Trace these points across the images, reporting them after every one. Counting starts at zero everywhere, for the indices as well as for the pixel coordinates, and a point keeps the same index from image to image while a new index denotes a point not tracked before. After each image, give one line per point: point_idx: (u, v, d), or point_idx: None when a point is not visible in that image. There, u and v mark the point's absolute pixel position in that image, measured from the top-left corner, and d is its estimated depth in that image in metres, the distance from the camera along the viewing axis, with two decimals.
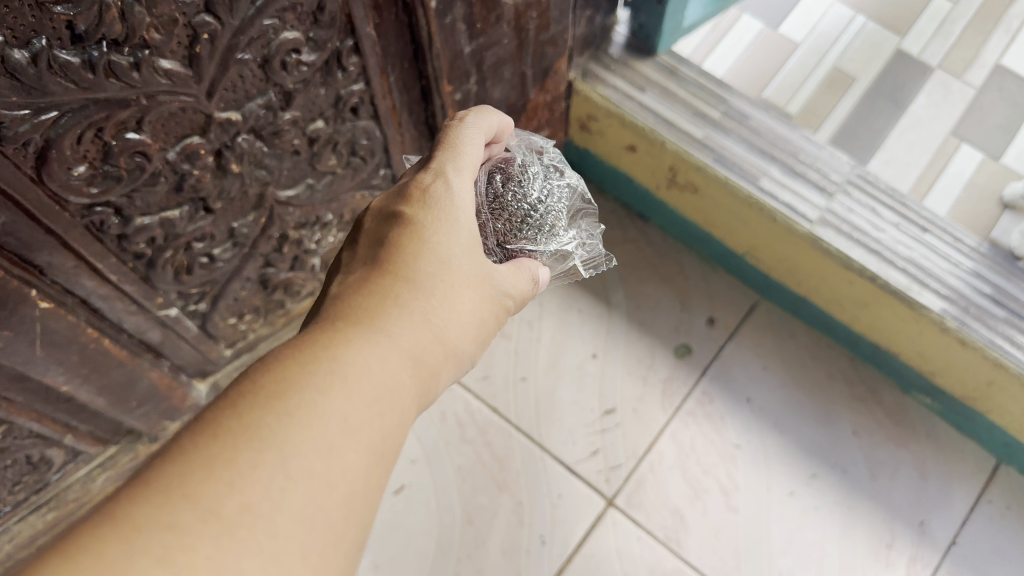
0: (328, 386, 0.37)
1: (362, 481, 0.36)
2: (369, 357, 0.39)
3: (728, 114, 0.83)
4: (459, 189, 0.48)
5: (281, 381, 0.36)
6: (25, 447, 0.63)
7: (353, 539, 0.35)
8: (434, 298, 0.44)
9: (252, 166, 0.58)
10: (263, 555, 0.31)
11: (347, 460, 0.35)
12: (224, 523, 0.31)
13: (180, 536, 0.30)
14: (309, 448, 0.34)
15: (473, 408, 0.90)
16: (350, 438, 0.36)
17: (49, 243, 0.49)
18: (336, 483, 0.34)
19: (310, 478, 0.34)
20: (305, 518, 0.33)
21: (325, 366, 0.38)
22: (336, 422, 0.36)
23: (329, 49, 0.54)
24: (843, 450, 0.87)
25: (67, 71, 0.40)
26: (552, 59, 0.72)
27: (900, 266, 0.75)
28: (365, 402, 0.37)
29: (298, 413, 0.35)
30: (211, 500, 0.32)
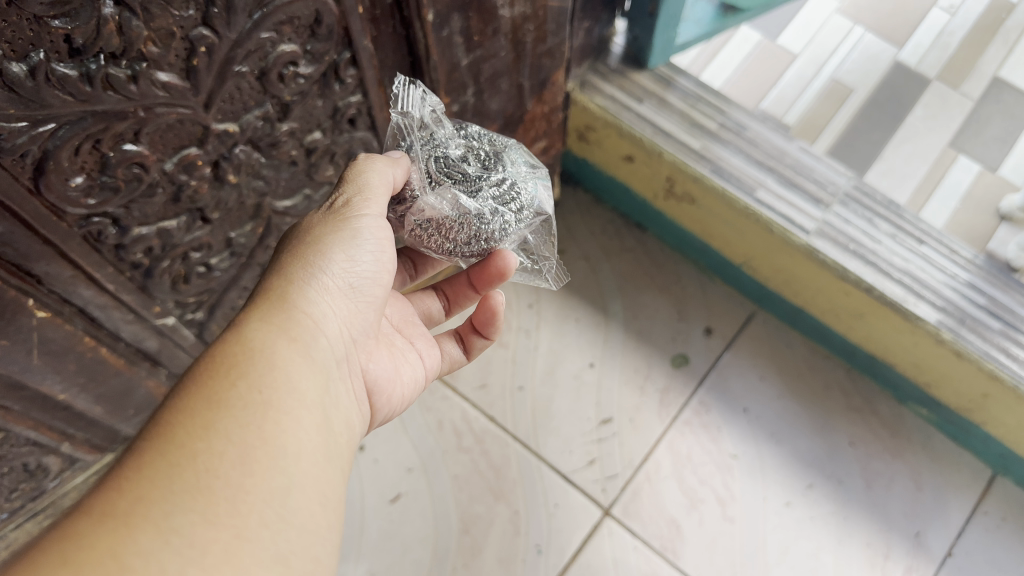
0: (185, 389, 0.40)
1: (253, 434, 0.39)
2: (231, 347, 0.43)
3: (726, 125, 0.83)
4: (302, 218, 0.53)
5: (155, 411, 0.40)
6: (22, 455, 0.63)
7: (267, 487, 0.37)
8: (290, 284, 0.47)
9: (249, 176, 0.59)
10: (165, 531, 0.34)
11: (226, 425, 0.38)
12: (117, 519, 0.33)
13: (76, 543, 0.32)
14: (184, 434, 0.37)
15: (470, 416, 0.90)
16: (220, 408, 0.39)
17: (46, 253, 0.49)
18: (222, 449, 0.37)
19: (193, 457, 0.37)
20: (199, 487, 0.36)
21: (186, 379, 0.41)
22: (203, 405, 0.39)
23: (326, 61, 0.54)
24: (838, 461, 0.87)
25: (64, 84, 0.40)
26: (549, 70, 0.72)
27: (896, 278, 0.75)
28: (225, 379, 0.40)
29: (164, 418, 0.38)
30: (102, 509, 0.34)
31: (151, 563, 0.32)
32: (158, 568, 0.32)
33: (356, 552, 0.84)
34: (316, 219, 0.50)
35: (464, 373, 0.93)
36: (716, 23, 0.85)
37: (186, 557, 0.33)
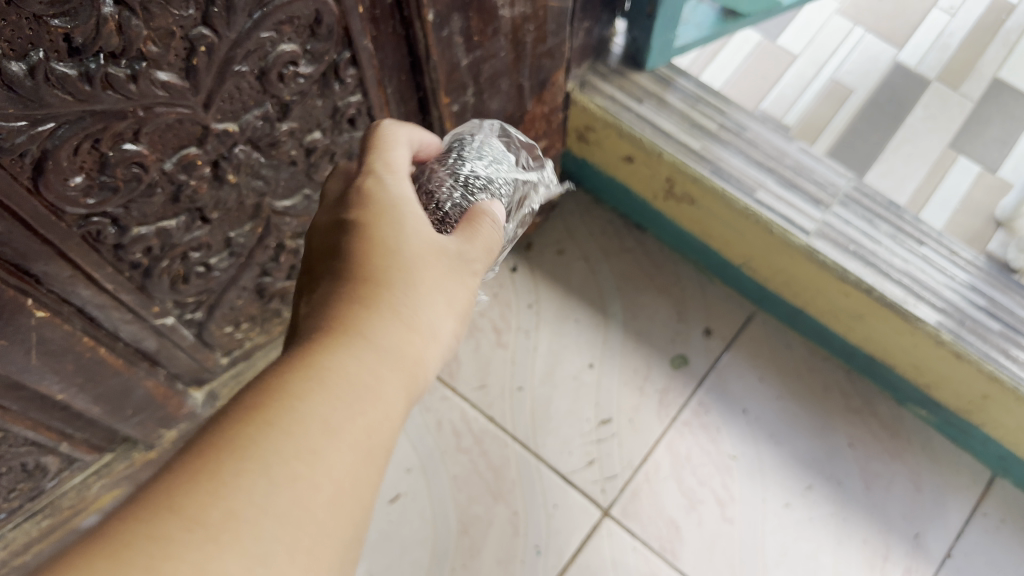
0: (306, 389, 0.35)
1: (351, 475, 0.34)
2: (352, 358, 0.38)
3: (726, 126, 0.83)
4: (393, 186, 0.46)
5: (262, 391, 0.35)
6: (20, 455, 0.63)
7: (344, 540, 0.34)
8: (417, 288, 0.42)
9: (248, 176, 0.58)
10: (251, 561, 0.30)
11: (332, 458, 0.34)
12: (208, 528, 0.30)
13: (164, 547, 0.29)
14: (291, 450, 0.33)
15: (469, 417, 0.90)
16: (331, 436, 0.34)
17: (45, 253, 0.49)
18: (320, 482, 0.33)
19: (293, 481, 0.32)
20: (292, 520, 0.32)
21: (303, 370, 0.36)
22: (318, 420, 0.35)
23: (326, 61, 0.54)
24: (838, 462, 0.87)
25: (64, 84, 0.40)
26: (549, 71, 0.72)
27: (895, 279, 0.75)
28: (342, 402, 0.36)
29: (270, 413, 0.34)
30: (194, 508, 0.30)
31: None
32: None
33: None
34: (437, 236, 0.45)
35: (463, 374, 0.93)
36: (717, 26, 0.85)
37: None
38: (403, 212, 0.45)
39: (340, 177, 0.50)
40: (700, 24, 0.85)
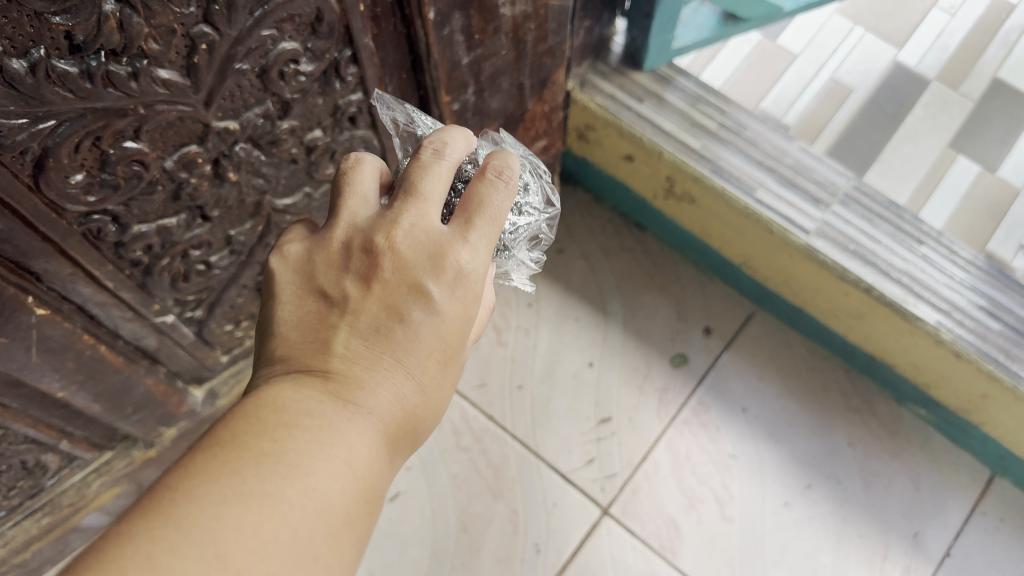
0: (341, 474, 0.36)
1: (353, 561, 0.36)
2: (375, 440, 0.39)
3: (726, 125, 0.83)
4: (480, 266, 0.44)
5: (302, 459, 0.35)
6: (20, 453, 0.63)
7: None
8: (447, 370, 0.43)
9: (249, 174, 0.58)
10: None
11: (345, 547, 0.36)
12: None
13: None
14: (321, 533, 0.34)
15: (469, 415, 0.90)
16: (350, 527, 0.36)
17: (46, 251, 0.49)
18: (333, 567, 0.35)
19: (317, 562, 0.34)
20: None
21: (345, 448, 0.37)
22: (349, 505, 0.36)
23: (327, 59, 0.54)
24: (837, 461, 0.87)
25: (65, 81, 0.40)
26: (550, 69, 0.72)
27: (895, 278, 0.75)
28: (367, 491, 0.37)
29: (306, 489, 0.35)
30: (238, 565, 0.31)
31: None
32: None
33: None
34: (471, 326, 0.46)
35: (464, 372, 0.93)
36: (718, 29, 0.84)
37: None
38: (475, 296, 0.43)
39: (437, 177, 0.44)
40: (702, 27, 0.84)
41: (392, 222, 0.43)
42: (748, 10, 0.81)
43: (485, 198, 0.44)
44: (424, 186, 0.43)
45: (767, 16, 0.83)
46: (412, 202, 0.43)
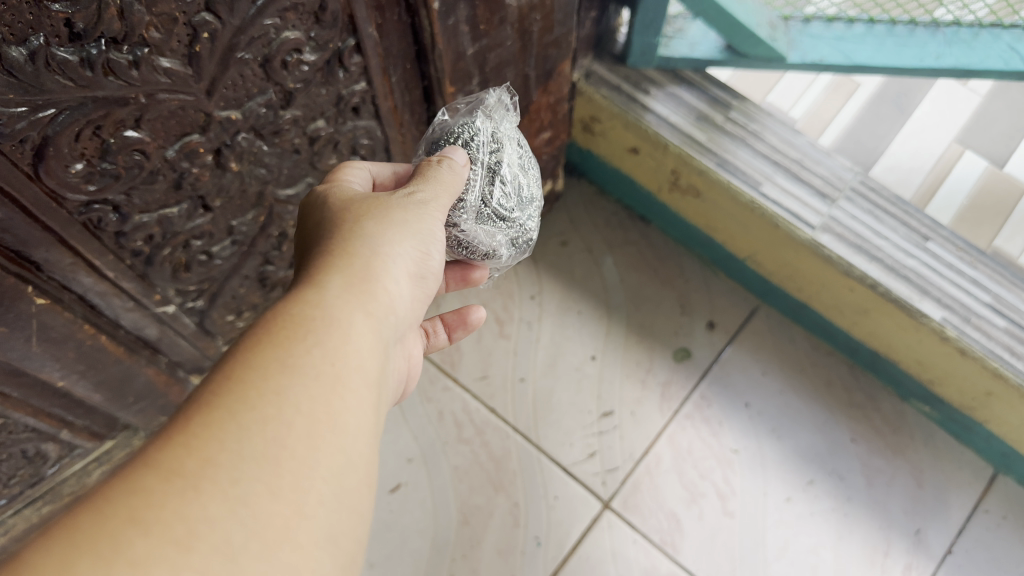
0: (263, 346, 0.37)
1: (321, 409, 0.35)
2: (301, 312, 0.39)
3: (733, 119, 0.82)
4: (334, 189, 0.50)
5: (224, 363, 0.36)
6: (21, 442, 0.63)
7: (331, 465, 0.34)
8: (357, 248, 0.44)
9: (251, 165, 0.58)
10: (233, 498, 0.31)
11: (297, 396, 0.35)
12: (185, 478, 0.30)
13: (144, 497, 0.29)
14: (250, 400, 0.34)
15: (470, 407, 0.90)
16: (293, 375, 0.36)
17: (46, 240, 0.48)
18: (290, 420, 0.34)
19: (260, 425, 0.33)
20: (269, 457, 0.32)
21: (264, 334, 0.38)
22: (280, 364, 0.36)
23: (330, 49, 0.53)
24: (840, 457, 0.86)
25: (64, 69, 0.40)
26: (556, 61, 0.71)
27: (901, 275, 0.74)
28: (302, 349, 0.37)
29: (230, 373, 0.35)
30: (170, 464, 0.31)
31: (219, 533, 0.29)
32: (223, 537, 0.29)
33: None
34: (373, 198, 0.48)
35: (465, 365, 0.92)
36: (710, 53, 0.80)
37: (249, 529, 0.30)
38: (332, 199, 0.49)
39: None
40: (699, 47, 0.81)
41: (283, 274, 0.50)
42: (738, 43, 0.76)
43: (335, 178, 0.52)
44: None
45: (766, 59, 0.77)
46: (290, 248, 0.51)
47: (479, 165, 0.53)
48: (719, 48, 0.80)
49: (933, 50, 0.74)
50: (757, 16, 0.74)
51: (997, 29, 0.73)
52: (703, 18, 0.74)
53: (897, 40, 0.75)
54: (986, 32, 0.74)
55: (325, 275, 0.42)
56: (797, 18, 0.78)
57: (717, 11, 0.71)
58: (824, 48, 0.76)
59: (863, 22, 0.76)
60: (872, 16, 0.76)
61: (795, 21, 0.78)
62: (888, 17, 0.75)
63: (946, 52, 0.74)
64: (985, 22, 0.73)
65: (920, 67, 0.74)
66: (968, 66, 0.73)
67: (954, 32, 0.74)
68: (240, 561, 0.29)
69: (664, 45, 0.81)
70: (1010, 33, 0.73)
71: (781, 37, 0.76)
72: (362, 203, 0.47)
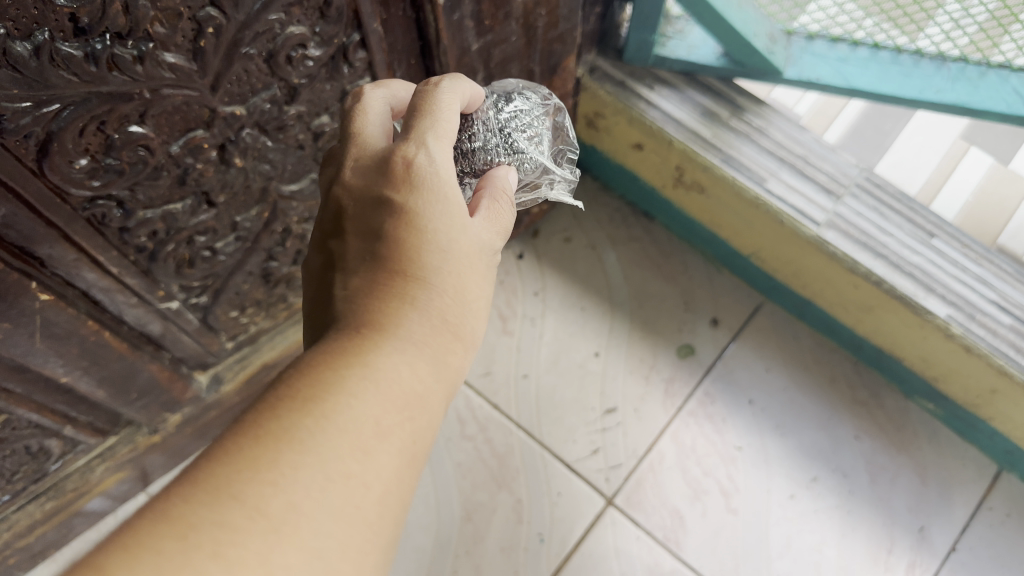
0: (361, 388, 0.35)
1: (395, 477, 0.35)
2: (400, 360, 0.37)
3: (744, 119, 0.81)
4: (442, 160, 0.43)
5: (317, 384, 0.35)
6: (24, 437, 0.62)
7: (388, 531, 0.34)
8: (463, 279, 0.42)
9: (255, 160, 0.58)
10: (309, 551, 0.30)
11: (382, 457, 0.34)
12: (268, 520, 0.30)
13: (229, 532, 0.29)
14: (343, 450, 0.33)
15: (474, 404, 0.90)
16: (383, 436, 0.35)
17: (50, 236, 0.48)
18: (370, 483, 0.33)
19: (347, 480, 0.32)
20: (346, 513, 0.32)
21: (367, 373, 0.36)
22: (375, 420, 0.35)
23: (335, 44, 0.53)
24: (843, 454, 0.86)
25: (69, 64, 0.40)
26: (560, 56, 0.71)
27: (906, 272, 0.74)
28: (397, 406, 0.36)
29: (329, 411, 0.34)
30: (256, 499, 0.30)
31: None
32: None
33: None
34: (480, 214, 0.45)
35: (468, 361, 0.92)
36: (707, 59, 0.79)
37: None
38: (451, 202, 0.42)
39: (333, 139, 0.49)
40: (697, 51, 0.80)
41: (339, 166, 0.45)
42: (735, 50, 0.75)
43: (435, 128, 0.43)
44: (366, 123, 0.46)
45: (764, 72, 0.77)
46: (353, 143, 0.45)
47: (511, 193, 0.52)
48: (716, 55, 0.79)
49: (935, 83, 0.73)
50: (757, 27, 0.74)
51: (1005, 71, 0.71)
52: (698, 21, 0.73)
53: (901, 69, 0.74)
54: (993, 72, 0.71)
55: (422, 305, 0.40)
56: (800, 33, 0.78)
57: (712, 14, 0.71)
58: (823, 68, 0.76)
59: (867, 46, 0.76)
60: (876, 42, 0.75)
61: (798, 36, 0.78)
62: (893, 45, 0.74)
63: (947, 89, 0.73)
64: (992, 62, 0.71)
65: (919, 100, 0.73)
66: (967, 105, 0.72)
67: (959, 69, 0.72)
68: None
69: (661, 45, 0.80)
70: (1017, 77, 0.71)
71: (780, 51, 0.76)
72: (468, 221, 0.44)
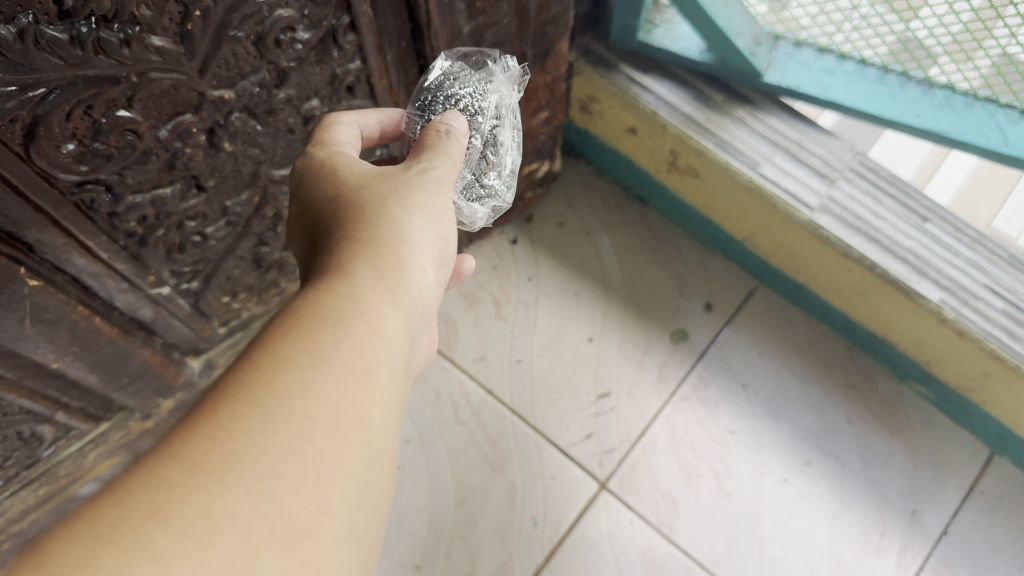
0: (290, 333, 0.35)
1: (348, 401, 0.34)
2: (328, 299, 0.37)
3: (732, 97, 0.81)
4: (331, 149, 0.47)
5: (251, 349, 0.35)
6: (16, 423, 0.62)
7: (355, 461, 0.33)
8: (385, 217, 0.42)
9: (244, 145, 0.57)
10: (255, 494, 0.30)
11: (325, 388, 0.33)
12: (209, 472, 0.29)
13: (168, 491, 0.28)
14: (276, 389, 0.33)
15: (468, 389, 0.90)
16: (321, 367, 0.34)
17: (39, 221, 0.48)
18: (317, 412, 0.33)
19: (286, 416, 0.32)
20: (291, 449, 0.31)
21: (291, 322, 0.36)
22: (306, 355, 0.34)
23: (325, 27, 0.52)
24: (835, 437, 0.87)
25: (54, 47, 0.39)
26: (553, 39, 0.70)
27: (899, 256, 0.74)
28: (332, 338, 0.35)
29: (259, 362, 0.34)
30: (191, 454, 0.30)
31: (242, 529, 0.29)
32: (244, 536, 0.28)
33: None
34: (386, 172, 0.45)
35: (462, 346, 0.92)
36: (690, 53, 0.79)
37: (270, 527, 0.29)
38: (345, 164, 0.46)
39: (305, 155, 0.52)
40: (681, 42, 0.79)
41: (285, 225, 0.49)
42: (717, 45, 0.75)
43: (327, 135, 0.49)
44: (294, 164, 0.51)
45: (744, 73, 0.78)
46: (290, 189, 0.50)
47: (478, 139, 0.53)
48: (699, 50, 0.79)
49: (918, 108, 0.72)
50: (740, 24, 0.73)
51: (992, 105, 0.70)
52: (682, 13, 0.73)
53: (887, 90, 0.74)
54: (980, 105, 0.70)
55: (352, 258, 0.40)
56: (789, 39, 0.78)
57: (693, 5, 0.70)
58: (805, 77, 0.77)
59: (854, 60, 0.75)
60: (863, 58, 0.74)
61: (786, 42, 0.78)
62: (880, 63, 0.74)
63: (929, 114, 0.72)
64: (979, 94, 0.70)
65: (898, 121, 0.73)
66: (946, 133, 0.71)
67: (946, 96, 0.71)
68: (262, 562, 0.28)
69: (647, 32, 0.80)
70: (1005, 113, 0.69)
71: (763, 54, 0.76)
72: (378, 175, 0.45)
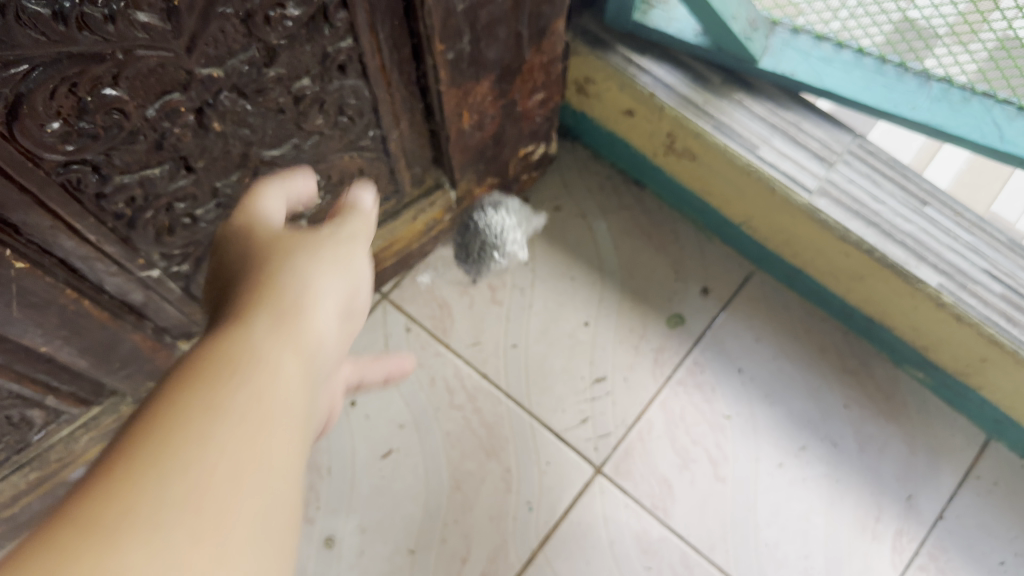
0: (182, 379, 0.32)
1: (252, 448, 0.31)
2: (223, 346, 0.35)
3: (729, 78, 0.80)
4: (244, 225, 0.47)
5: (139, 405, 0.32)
6: (5, 408, 0.62)
7: (261, 509, 0.29)
8: (285, 275, 0.42)
9: (234, 125, 0.56)
10: (154, 545, 0.25)
11: (226, 435, 0.30)
12: (100, 525, 0.25)
13: (54, 546, 0.24)
14: (173, 435, 0.29)
15: (463, 373, 0.89)
16: (216, 413, 0.31)
17: (23, 202, 0.47)
18: (219, 457, 0.29)
19: (185, 462, 0.28)
20: (192, 500, 0.27)
21: (183, 369, 0.33)
22: (202, 397, 0.31)
23: (315, 5, 0.51)
24: (831, 421, 0.86)
25: (36, 23, 0.38)
26: (549, 19, 0.69)
27: (898, 240, 0.73)
28: (228, 383, 0.33)
29: (150, 409, 0.30)
30: (79, 511, 0.26)
31: None
32: None
33: (347, 506, 0.84)
34: (299, 233, 0.46)
35: (457, 330, 0.91)
36: (685, 35, 0.77)
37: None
38: (252, 241, 0.45)
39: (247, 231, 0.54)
40: (676, 24, 0.78)
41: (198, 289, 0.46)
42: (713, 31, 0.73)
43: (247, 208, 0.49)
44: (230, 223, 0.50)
45: (739, 57, 0.75)
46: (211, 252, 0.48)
47: None
48: (695, 33, 0.77)
49: (914, 100, 0.72)
50: (736, 9, 0.71)
51: (990, 100, 0.70)
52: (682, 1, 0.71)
53: (884, 80, 0.73)
54: (976, 100, 0.70)
55: (250, 311, 0.39)
56: (786, 25, 0.77)
57: None
58: (800, 64, 0.75)
59: (851, 50, 0.74)
60: (861, 47, 0.74)
61: (783, 28, 0.77)
62: (878, 53, 0.73)
63: (925, 107, 0.72)
64: (977, 88, 0.70)
65: (892, 112, 0.73)
66: (942, 127, 0.71)
67: (943, 90, 0.71)
68: None
69: (643, 13, 0.79)
70: (1002, 108, 0.70)
71: (758, 39, 0.74)
72: (288, 236, 0.46)
